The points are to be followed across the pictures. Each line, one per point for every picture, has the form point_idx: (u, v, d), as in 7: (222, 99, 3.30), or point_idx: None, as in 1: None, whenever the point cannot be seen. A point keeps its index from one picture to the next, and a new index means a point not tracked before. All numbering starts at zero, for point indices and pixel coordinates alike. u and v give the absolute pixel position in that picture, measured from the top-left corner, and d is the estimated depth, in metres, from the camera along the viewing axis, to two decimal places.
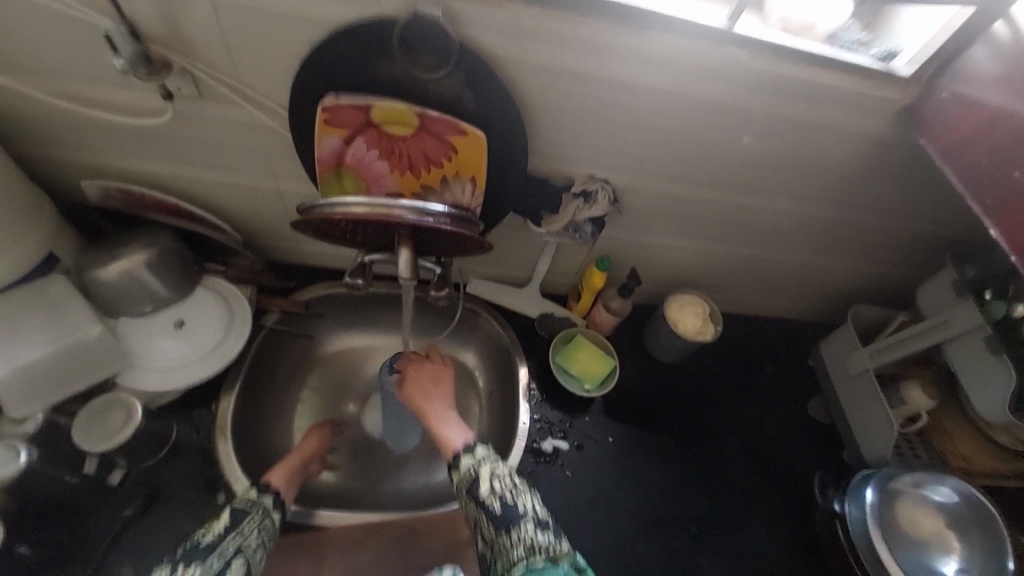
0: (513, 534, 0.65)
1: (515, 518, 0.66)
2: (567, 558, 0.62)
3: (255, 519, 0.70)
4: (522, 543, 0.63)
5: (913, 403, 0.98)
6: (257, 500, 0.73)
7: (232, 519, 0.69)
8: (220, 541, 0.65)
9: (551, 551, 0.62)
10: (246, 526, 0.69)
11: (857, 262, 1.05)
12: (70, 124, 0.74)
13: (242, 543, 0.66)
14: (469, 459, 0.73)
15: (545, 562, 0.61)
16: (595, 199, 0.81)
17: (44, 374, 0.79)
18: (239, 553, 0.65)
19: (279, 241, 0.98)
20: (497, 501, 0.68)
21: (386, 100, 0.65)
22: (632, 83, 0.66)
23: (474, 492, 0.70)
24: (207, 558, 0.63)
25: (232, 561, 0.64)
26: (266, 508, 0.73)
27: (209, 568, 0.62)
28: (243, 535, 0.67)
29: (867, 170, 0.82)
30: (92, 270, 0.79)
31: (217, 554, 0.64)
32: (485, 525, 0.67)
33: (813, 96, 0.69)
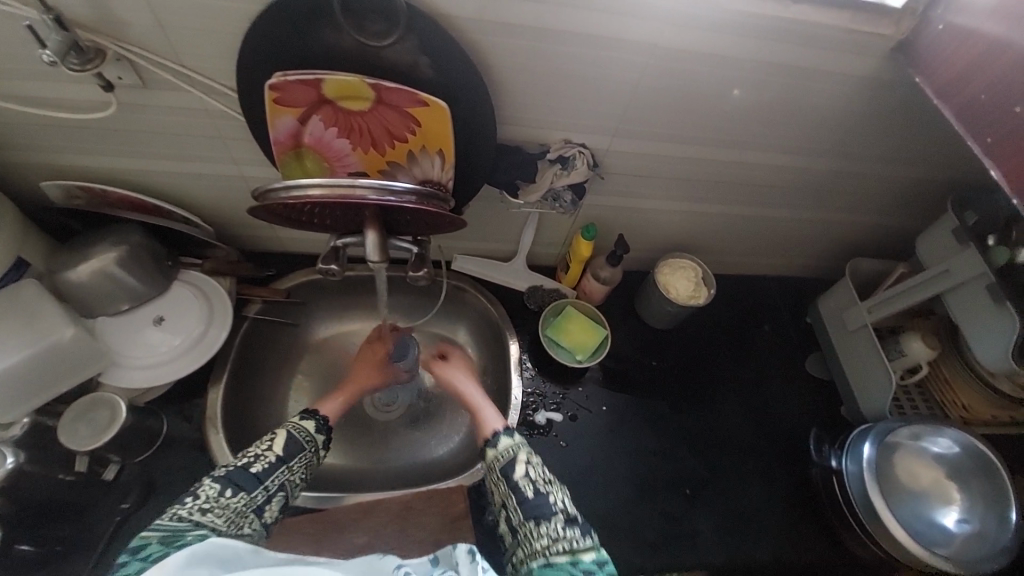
0: (540, 526, 0.65)
1: (545, 511, 0.66)
2: (589, 554, 0.62)
3: (305, 457, 0.72)
4: (546, 535, 0.64)
5: (912, 355, 0.96)
6: (313, 436, 0.74)
7: (287, 452, 0.70)
8: (267, 476, 0.66)
9: (573, 547, 0.62)
10: (296, 462, 0.70)
11: (855, 214, 1.01)
12: (16, 124, 0.71)
13: (286, 481, 0.68)
14: (507, 442, 0.74)
15: (566, 561, 0.61)
16: (572, 164, 0.77)
17: (23, 380, 0.77)
18: (282, 490, 0.68)
19: (254, 230, 0.96)
20: (531, 486, 0.68)
21: (338, 73, 0.61)
22: (604, 34, 0.61)
23: (509, 473, 0.70)
24: (254, 491, 0.64)
25: (273, 496, 0.67)
26: (317, 447, 0.74)
27: (252, 501, 0.64)
28: (292, 471, 0.69)
29: (864, 115, 0.77)
30: (62, 271, 0.77)
31: (263, 488, 0.66)
32: (514, 509, 0.68)
33: (803, 39, 0.64)
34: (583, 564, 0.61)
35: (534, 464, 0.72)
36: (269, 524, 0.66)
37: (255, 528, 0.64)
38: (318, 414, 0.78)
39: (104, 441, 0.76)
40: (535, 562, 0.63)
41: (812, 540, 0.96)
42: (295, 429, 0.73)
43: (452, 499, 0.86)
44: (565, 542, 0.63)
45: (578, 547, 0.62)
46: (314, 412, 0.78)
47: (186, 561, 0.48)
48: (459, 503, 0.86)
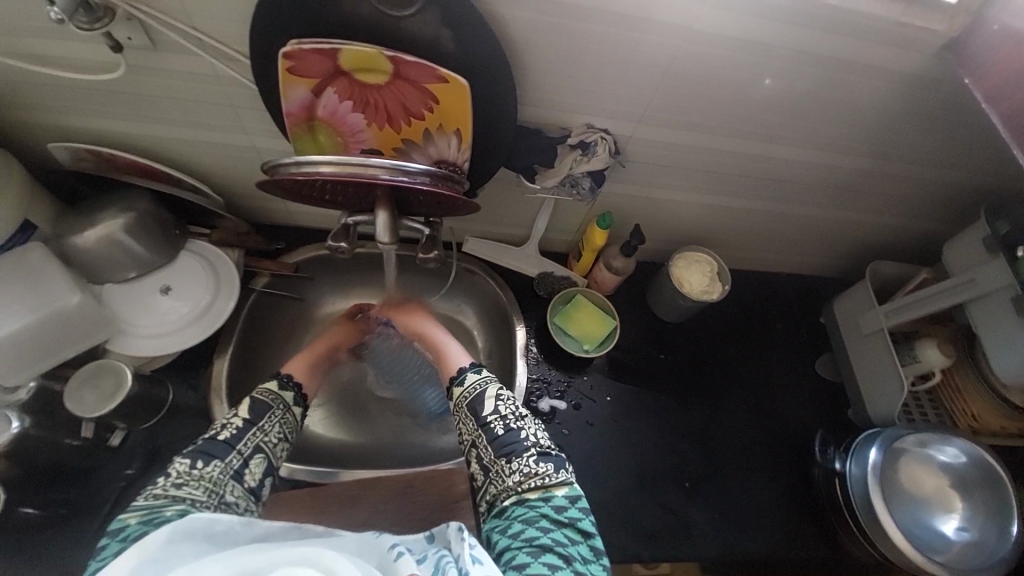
0: (512, 463, 0.66)
1: (517, 447, 0.67)
2: (561, 489, 0.64)
3: (275, 416, 0.70)
4: (519, 471, 0.65)
5: (927, 362, 0.94)
6: (280, 394, 0.73)
7: (254, 414, 0.69)
8: (238, 440, 0.65)
9: (546, 481, 0.64)
10: (266, 423, 0.69)
11: (881, 215, 0.98)
12: (24, 83, 0.69)
13: (261, 443, 0.67)
14: (474, 379, 0.75)
15: (538, 497, 0.62)
16: (594, 150, 0.75)
17: (32, 343, 0.78)
18: (259, 452, 0.66)
19: (264, 202, 0.94)
20: (500, 423, 0.69)
21: (355, 43, 0.58)
22: (637, 14, 0.58)
23: (477, 410, 0.71)
24: (227, 457, 0.63)
25: (251, 459, 0.65)
26: (287, 404, 0.73)
27: (229, 467, 0.63)
28: (263, 433, 0.68)
29: (903, 113, 0.73)
30: (70, 236, 0.76)
31: (237, 453, 0.64)
32: (484, 447, 0.68)
33: (849, 29, 0.60)
34: (554, 499, 0.62)
35: (504, 401, 0.73)
36: (253, 489, 0.64)
37: (240, 496, 0.62)
38: (292, 376, 0.78)
39: (110, 408, 0.77)
40: (506, 500, 0.64)
41: (807, 539, 0.97)
42: (258, 393, 0.72)
43: (453, 480, 0.87)
44: (537, 478, 0.64)
45: (550, 483, 0.64)
46: (288, 374, 0.78)
47: (169, 538, 0.49)
48: (460, 485, 0.87)
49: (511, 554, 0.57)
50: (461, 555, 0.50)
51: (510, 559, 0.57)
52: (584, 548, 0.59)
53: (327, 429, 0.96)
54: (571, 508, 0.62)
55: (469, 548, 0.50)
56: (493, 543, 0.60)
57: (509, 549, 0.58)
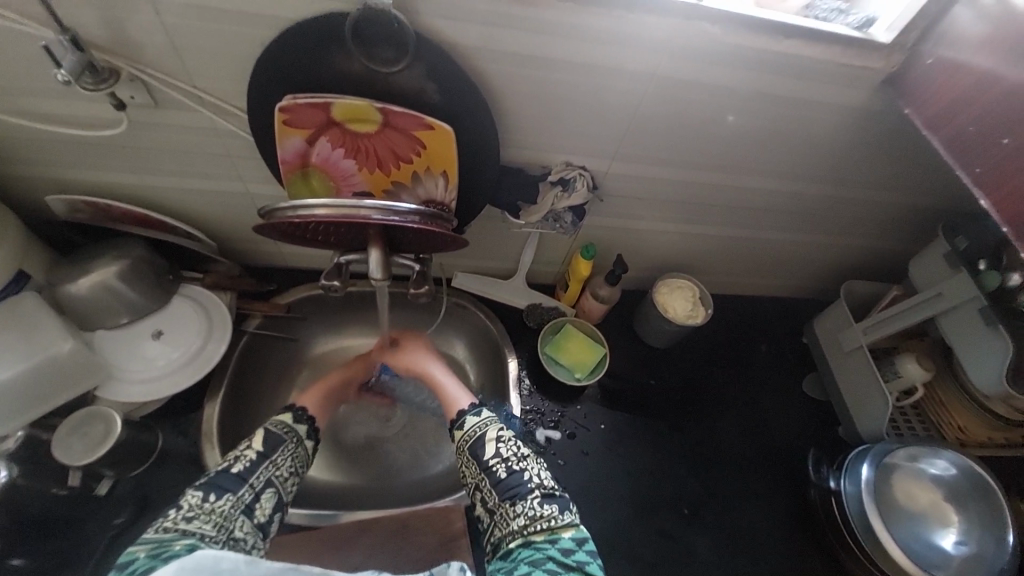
0: (516, 506, 0.67)
1: (521, 490, 0.68)
2: (567, 530, 0.64)
3: (287, 450, 0.72)
4: (524, 514, 0.65)
5: (907, 376, 0.97)
6: (295, 428, 0.76)
7: (266, 448, 0.70)
8: (250, 474, 0.66)
9: (552, 523, 0.64)
10: (278, 457, 0.71)
11: (849, 237, 1.03)
12: (26, 139, 0.72)
13: (272, 477, 0.68)
14: (475, 421, 0.77)
15: (544, 539, 0.62)
16: (573, 186, 0.79)
17: (18, 393, 0.77)
18: (268, 486, 0.67)
19: (256, 245, 0.96)
20: (503, 466, 0.70)
21: (346, 97, 0.63)
22: (606, 63, 0.63)
23: (480, 455, 0.72)
24: (239, 491, 0.64)
25: (262, 493, 0.66)
26: (300, 437, 0.76)
27: (240, 501, 0.63)
28: (274, 467, 0.69)
29: (856, 142, 0.79)
30: (65, 284, 0.78)
31: (248, 487, 0.65)
32: (488, 491, 0.70)
33: (798, 71, 0.66)
34: (560, 541, 0.62)
35: (505, 442, 0.74)
36: (262, 525, 0.64)
37: (248, 532, 0.62)
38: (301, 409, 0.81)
39: (98, 455, 0.75)
40: (511, 542, 0.64)
41: (809, 562, 0.96)
42: (272, 426, 0.74)
43: (449, 518, 0.86)
44: (542, 521, 0.64)
45: (555, 524, 0.64)
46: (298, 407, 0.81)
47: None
48: (456, 522, 0.85)
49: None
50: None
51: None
52: None
53: (324, 475, 0.95)
54: (578, 551, 0.61)
55: None
56: None
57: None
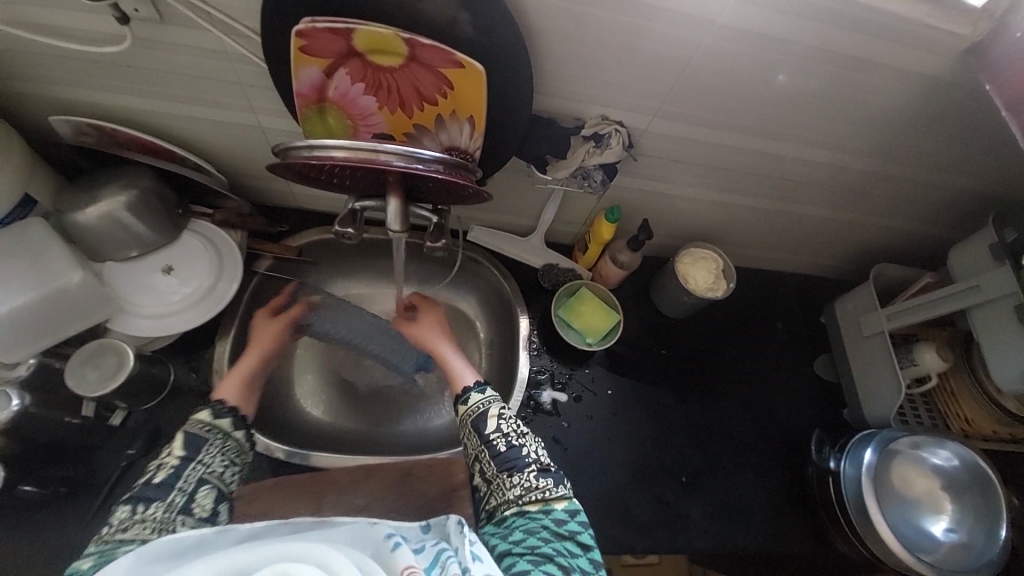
0: (513, 477, 0.66)
1: (518, 463, 0.66)
2: (561, 503, 0.64)
3: (215, 446, 0.66)
4: (520, 485, 0.65)
5: (924, 365, 0.95)
6: (216, 423, 0.69)
7: (189, 448, 0.64)
8: (178, 479, 0.61)
9: (546, 495, 0.64)
10: (206, 455, 0.65)
11: (887, 218, 0.97)
12: (24, 52, 0.66)
13: (205, 474, 0.64)
14: (478, 398, 0.74)
15: (538, 509, 0.63)
16: (607, 143, 0.74)
17: (29, 321, 0.76)
18: (204, 484, 0.63)
19: (268, 183, 0.93)
20: (503, 440, 0.68)
21: (369, 24, 0.57)
22: (660, 5, 0.56)
23: (480, 428, 0.70)
24: (169, 497, 0.59)
25: (197, 492, 0.62)
26: (226, 431, 0.69)
27: (173, 505, 0.59)
28: (205, 465, 0.64)
29: (918, 116, 0.73)
30: (71, 212, 0.75)
31: (179, 491, 0.61)
32: (487, 463, 0.68)
33: (873, 28, 0.59)
34: (555, 512, 0.62)
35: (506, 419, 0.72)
36: (207, 519, 0.62)
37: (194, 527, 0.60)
38: (227, 402, 0.72)
39: (110, 390, 0.76)
40: (507, 510, 0.64)
41: (798, 534, 0.98)
42: (190, 425, 0.67)
43: (452, 469, 0.87)
44: (537, 492, 0.64)
45: (549, 496, 0.64)
46: (222, 399, 0.72)
47: (135, 564, 0.45)
48: (460, 474, 0.86)
49: (511, 560, 0.58)
50: (461, 550, 0.51)
51: (509, 566, 0.57)
52: (584, 562, 0.59)
53: (330, 418, 0.96)
54: (571, 521, 0.62)
55: (470, 545, 0.51)
56: (491, 548, 0.61)
57: (509, 554, 0.58)
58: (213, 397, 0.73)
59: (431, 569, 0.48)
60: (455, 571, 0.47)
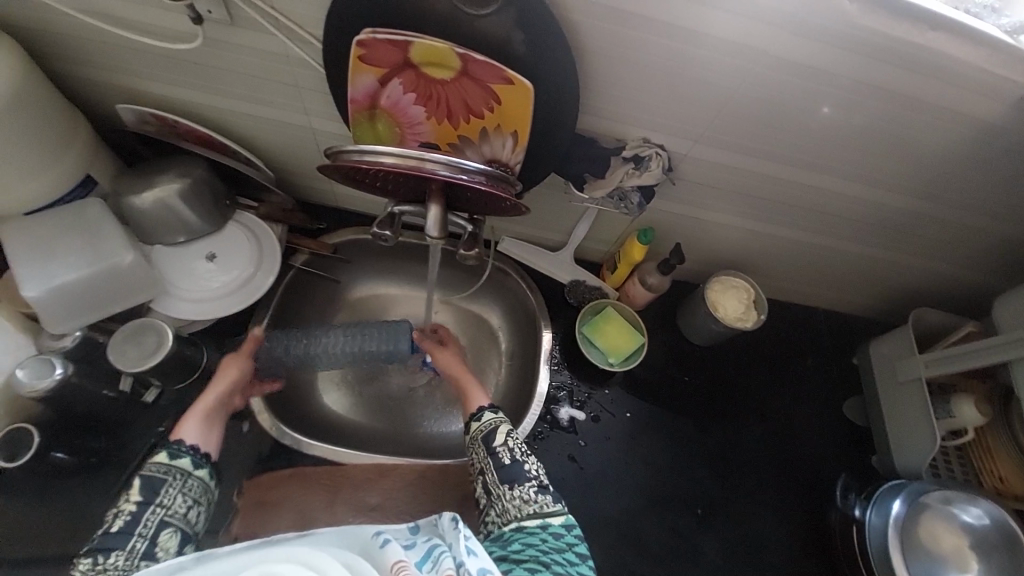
0: (514, 490, 0.65)
1: (519, 476, 0.66)
2: (558, 516, 0.62)
3: (175, 486, 0.60)
4: (520, 497, 0.64)
5: (963, 418, 0.90)
6: (173, 463, 0.62)
7: (147, 491, 0.59)
8: (136, 524, 0.56)
9: (543, 508, 0.63)
10: (166, 497, 0.59)
11: (931, 260, 0.94)
12: (101, 45, 0.71)
13: (166, 516, 0.58)
14: (489, 417, 0.74)
15: (536, 523, 0.61)
16: (647, 165, 0.74)
17: (79, 295, 0.79)
18: (166, 526, 0.58)
19: (311, 181, 0.96)
20: (508, 453, 0.69)
21: (427, 37, 0.59)
22: (710, 32, 0.57)
23: (488, 441, 0.71)
24: (129, 544, 0.55)
25: (159, 536, 0.57)
26: (186, 470, 0.63)
27: (135, 552, 0.55)
28: (165, 507, 0.59)
29: (969, 158, 0.70)
30: (128, 196, 0.79)
31: (139, 537, 0.56)
32: (490, 474, 0.68)
33: (926, 68, 0.58)
34: (551, 526, 0.61)
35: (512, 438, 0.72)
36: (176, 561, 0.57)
37: None
38: (186, 439, 0.66)
39: (150, 366, 0.78)
40: (506, 525, 0.62)
41: None
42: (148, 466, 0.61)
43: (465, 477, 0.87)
44: (535, 505, 0.63)
45: (547, 510, 0.63)
46: (180, 438, 0.66)
47: None
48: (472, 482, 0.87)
49: (508, 565, 0.55)
50: (455, 545, 0.47)
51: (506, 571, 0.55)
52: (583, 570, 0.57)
53: (349, 415, 0.97)
54: (568, 534, 0.60)
55: (466, 540, 0.47)
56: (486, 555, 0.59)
57: (505, 560, 0.56)
58: (170, 437, 0.66)
59: (423, 564, 0.45)
60: (447, 566, 0.45)
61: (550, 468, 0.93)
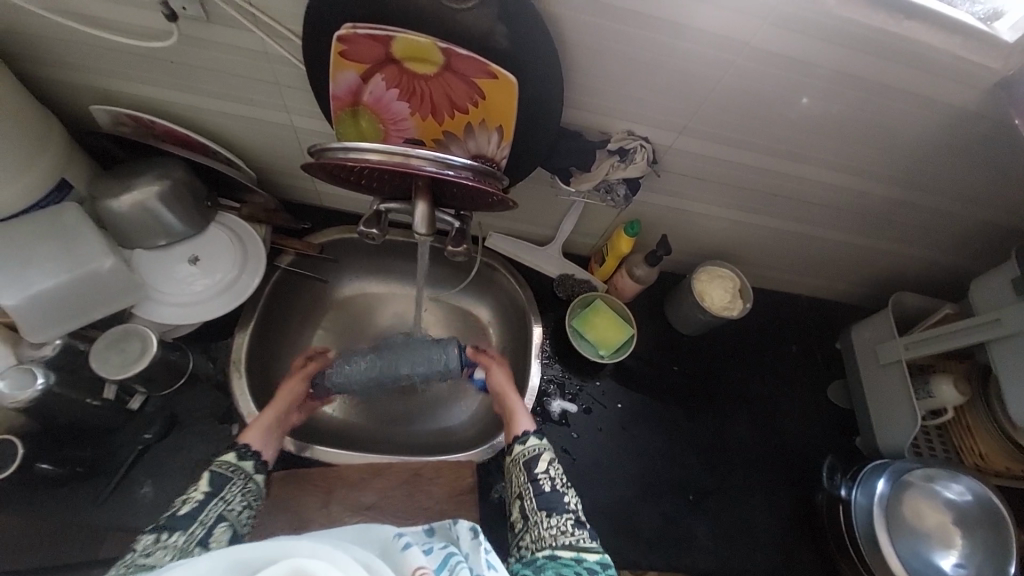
0: (550, 518, 0.66)
1: (557, 505, 0.67)
2: (594, 555, 0.62)
3: (237, 486, 0.68)
4: (556, 530, 0.65)
5: (941, 398, 0.93)
6: (239, 465, 0.70)
7: (214, 486, 0.66)
8: (200, 511, 0.62)
9: (580, 545, 0.63)
10: (228, 493, 0.66)
11: (909, 245, 0.97)
12: (71, 44, 0.68)
13: (224, 511, 0.64)
14: (535, 442, 0.75)
15: (571, 555, 0.62)
16: (632, 158, 0.74)
17: (61, 302, 0.78)
18: (222, 520, 0.63)
19: (295, 180, 0.95)
20: (548, 481, 0.70)
21: (408, 33, 0.59)
22: (692, 25, 0.57)
23: (531, 467, 0.72)
24: (190, 527, 0.60)
25: (216, 527, 0.62)
26: (248, 473, 0.70)
27: (194, 537, 0.60)
28: (226, 502, 0.65)
29: (943, 146, 0.73)
30: (106, 199, 0.77)
31: (200, 523, 0.61)
32: (529, 501, 0.69)
33: (904, 58, 0.60)
34: (586, 562, 0.61)
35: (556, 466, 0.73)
36: None
37: None
38: (251, 445, 0.74)
39: (135, 372, 0.77)
40: (539, 551, 0.63)
41: (805, 561, 0.97)
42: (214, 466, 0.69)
43: (460, 473, 0.86)
44: (571, 538, 0.64)
45: (582, 545, 0.63)
46: (248, 443, 0.74)
47: None
48: (468, 478, 0.87)
49: None
50: (472, 556, 0.51)
51: None
52: None
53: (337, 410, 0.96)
54: (603, 573, 0.60)
55: (485, 553, 0.51)
56: None
57: None
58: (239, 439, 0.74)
59: (440, 570, 0.48)
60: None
61: None
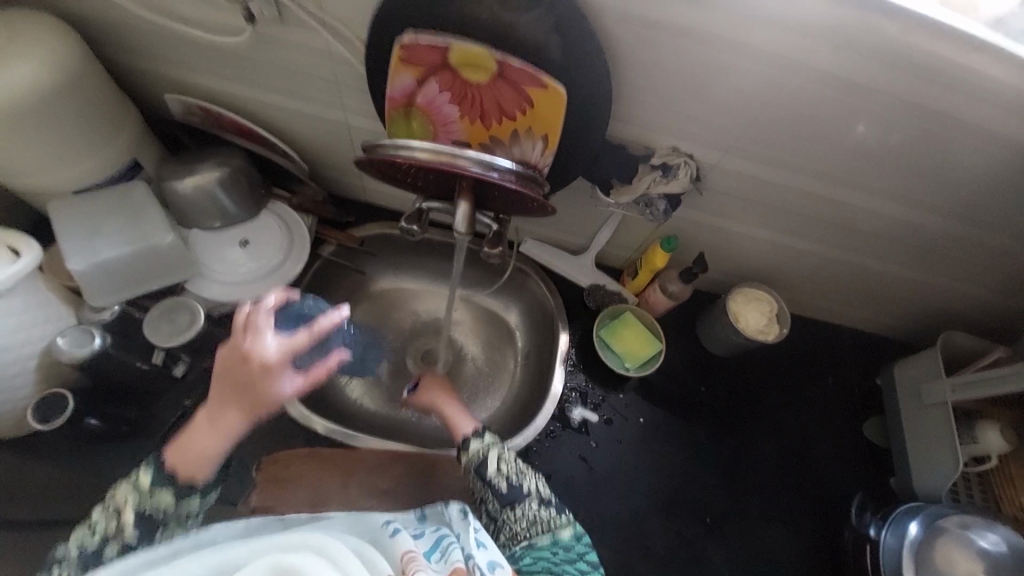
0: (517, 511, 0.64)
1: (520, 497, 0.65)
2: (567, 530, 0.63)
3: (175, 527, 0.54)
4: (525, 519, 0.63)
5: (986, 445, 0.89)
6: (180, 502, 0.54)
7: (144, 531, 0.52)
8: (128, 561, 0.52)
9: (552, 525, 0.63)
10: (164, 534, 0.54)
11: (962, 283, 0.92)
12: (156, 39, 0.75)
13: None
14: (477, 447, 0.69)
15: (547, 541, 0.62)
16: (674, 173, 0.74)
17: (121, 271, 0.83)
18: None
19: (343, 175, 0.99)
20: (503, 481, 0.66)
21: (464, 41, 0.61)
22: (744, 45, 0.57)
23: (481, 473, 0.67)
24: None
25: None
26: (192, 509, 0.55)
27: None
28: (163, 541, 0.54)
29: (1006, 180, 0.69)
30: (171, 181, 0.82)
31: None
32: (491, 501, 0.66)
33: (967, 88, 0.58)
34: (561, 541, 0.62)
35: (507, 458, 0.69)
36: None
37: None
38: (167, 465, 0.54)
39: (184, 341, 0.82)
40: (517, 546, 0.63)
41: None
42: (143, 494, 0.53)
43: None
44: (542, 523, 0.63)
45: (555, 526, 0.63)
46: (165, 462, 0.54)
47: None
48: None
49: None
50: (464, 536, 0.53)
51: None
52: None
53: (362, 394, 1.00)
54: (578, 546, 0.62)
55: (474, 533, 0.53)
56: None
57: None
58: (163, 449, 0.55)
59: (432, 553, 0.51)
60: (457, 558, 0.49)
61: (561, 468, 0.94)
